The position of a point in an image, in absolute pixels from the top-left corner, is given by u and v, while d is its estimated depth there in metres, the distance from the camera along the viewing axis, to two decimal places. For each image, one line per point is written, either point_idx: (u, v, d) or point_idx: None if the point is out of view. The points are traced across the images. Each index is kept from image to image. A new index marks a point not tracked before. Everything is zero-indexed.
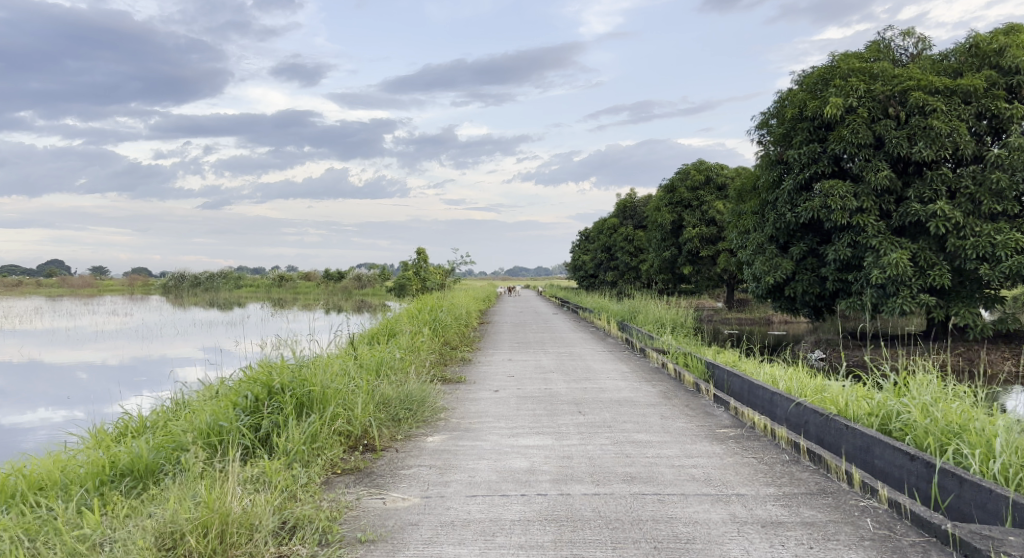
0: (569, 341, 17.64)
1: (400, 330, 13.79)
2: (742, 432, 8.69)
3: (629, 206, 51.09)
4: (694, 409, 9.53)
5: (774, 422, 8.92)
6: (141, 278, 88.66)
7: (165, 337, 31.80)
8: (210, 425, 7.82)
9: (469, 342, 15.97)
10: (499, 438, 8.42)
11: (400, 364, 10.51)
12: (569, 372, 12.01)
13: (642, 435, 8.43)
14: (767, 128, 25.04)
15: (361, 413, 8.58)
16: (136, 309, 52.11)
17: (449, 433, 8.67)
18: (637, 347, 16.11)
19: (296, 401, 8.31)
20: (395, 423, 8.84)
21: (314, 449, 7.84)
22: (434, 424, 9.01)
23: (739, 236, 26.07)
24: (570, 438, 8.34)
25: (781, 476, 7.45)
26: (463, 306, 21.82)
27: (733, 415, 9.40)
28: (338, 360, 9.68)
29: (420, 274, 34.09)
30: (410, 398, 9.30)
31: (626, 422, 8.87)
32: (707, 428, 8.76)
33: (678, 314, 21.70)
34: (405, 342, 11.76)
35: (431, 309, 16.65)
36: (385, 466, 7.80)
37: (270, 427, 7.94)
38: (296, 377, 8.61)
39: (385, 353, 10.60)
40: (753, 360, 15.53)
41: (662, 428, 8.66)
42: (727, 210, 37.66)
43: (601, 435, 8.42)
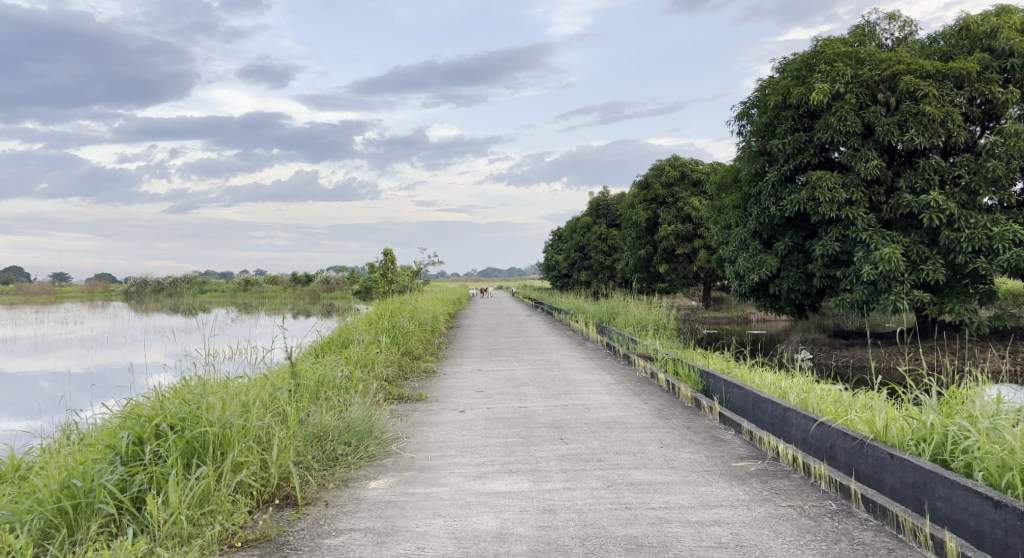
0: (545, 347, 16.21)
1: (355, 339, 12.23)
2: (760, 464, 7.29)
3: (602, 204, 49.77)
4: (698, 432, 8.11)
5: (795, 447, 7.53)
6: (102, 285, 86.09)
7: (118, 345, 30.01)
8: (66, 483, 6.28)
9: (434, 352, 14.34)
10: (459, 482, 6.94)
11: (341, 384, 8.97)
12: (545, 386, 10.46)
13: (642, 474, 6.99)
14: (749, 118, 23.37)
15: (280, 456, 7.05)
16: (94, 315, 50.06)
17: (397, 475, 7.17)
18: (621, 354, 14.60)
19: (186, 447, 6.74)
20: (331, 464, 7.37)
21: (202, 516, 6.32)
22: (380, 464, 7.51)
23: (721, 232, 24.59)
24: (552, 480, 6.87)
25: (835, 540, 5.98)
26: (431, 310, 20.29)
27: (749, 440, 7.98)
28: (259, 383, 8.12)
29: (387, 276, 32.55)
30: (352, 430, 7.78)
31: (620, 454, 7.41)
32: (718, 461, 7.33)
33: (660, 314, 20.30)
34: (356, 356, 10.19)
35: (393, 314, 15.10)
36: (303, 534, 6.29)
37: (144, 487, 6.41)
38: (191, 412, 7.05)
39: (328, 371, 9.03)
40: (744, 365, 14.17)
41: (664, 463, 7.23)
42: (703, 206, 36.40)
43: (590, 474, 6.96)
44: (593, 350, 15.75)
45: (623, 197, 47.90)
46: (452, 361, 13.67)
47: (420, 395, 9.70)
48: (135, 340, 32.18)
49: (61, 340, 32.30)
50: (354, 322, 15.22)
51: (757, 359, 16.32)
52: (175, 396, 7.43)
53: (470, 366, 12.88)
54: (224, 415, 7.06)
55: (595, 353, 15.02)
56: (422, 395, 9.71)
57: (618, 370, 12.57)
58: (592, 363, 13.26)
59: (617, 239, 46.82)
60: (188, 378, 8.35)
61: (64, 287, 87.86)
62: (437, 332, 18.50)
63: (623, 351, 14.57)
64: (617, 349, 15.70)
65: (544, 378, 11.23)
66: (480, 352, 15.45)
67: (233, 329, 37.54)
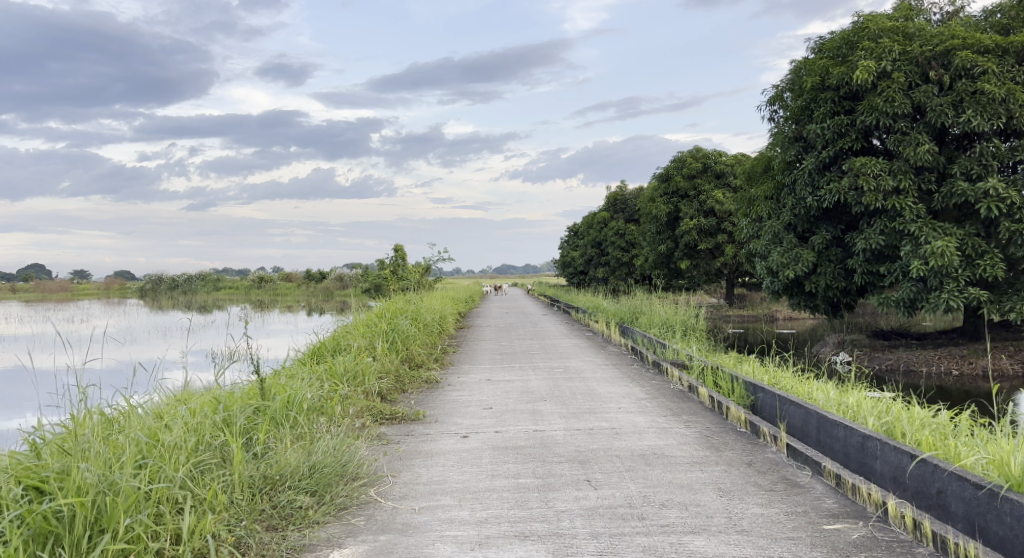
0: (564, 351, 14.69)
1: (348, 345, 10.73)
2: (860, 530, 5.71)
3: (619, 199, 48.07)
4: (766, 475, 6.54)
5: (894, 494, 6.05)
6: (116, 281, 85.33)
7: (116, 344, 28.64)
8: None
9: (440, 359, 12.82)
10: (452, 553, 5.41)
11: (308, 408, 7.55)
12: (565, 401, 8.92)
13: (703, 541, 5.47)
14: (781, 102, 21.73)
15: (186, 524, 5.65)
16: (102, 312, 49.04)
17: (371, 537, 5.71)
18: (648, 361, 12.99)
19: (43, 526, 5.40)
20: (279, 522, 5.95)
21: None
22: (346, 519, 6.04)
23: (750, 226, 22.95)
24: (584, 552, 5.35)
25: None
26: (444, 311, 18.84)
27: (832, 485, 6.44)
28: (196, 416, 6.75)
29: (398, 273, 31.11)
30: (310, 475, 6.34)
31: (670, 508, 5.90)
32: (801, 523, 5.77)
33: (688, 314, 18.70)
34: (339, 370, 8.72)
35: (393, 315, 13.59)
36: None
37: None
38: (60, 473, 5.71)
39: (300, 390, 7.56)
40: (787, 371, 12.61)
41: (730, 524, 5.70)
42: (728, 199, 34.66)
43: (636, 543, 5.44)
44: (616, 356, 14.16)
45: (643, 191, 46.20)
46: (459, 369, 12.16)
47: (418, 413, 8.23)
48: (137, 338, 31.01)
49: (60, 337, 31.13)
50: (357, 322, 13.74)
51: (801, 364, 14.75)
52: (64, 443, 6.10)
53: (481, 376, 11.35)
54: (111, 473, 5.73)
55: (619, 359, 13.42)
56: (420, 413, 8.24)
57: (647, 379, 11.01)
58: (616, 370, 11.71)
59: (635, 234, 45.14)
60: (116, 405, 6.98)
61: (79, 283, 87.06)
62: (445, 334, 16.98)
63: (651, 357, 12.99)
64: (642, 355, 14.15)
65: (566, 391, 9.69)
66: (487, 358, 13.90)
67: (240, 327, 36.29)
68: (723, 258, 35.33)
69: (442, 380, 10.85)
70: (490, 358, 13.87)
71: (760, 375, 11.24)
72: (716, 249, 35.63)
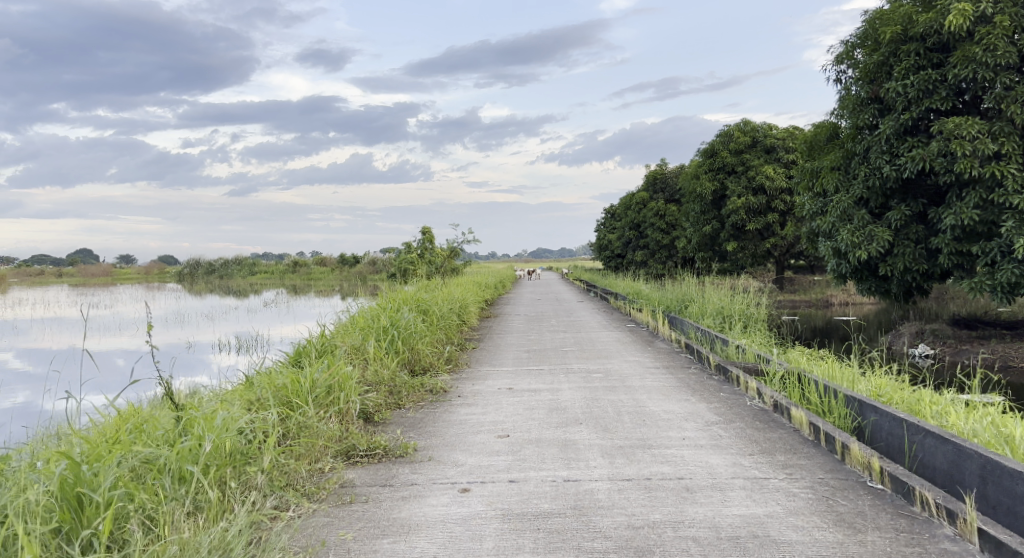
0: (605, 348, 12.38)
1: (337, 348, 8.60)
2: None
3: (659, 177, 45.33)
4: None
5: None
6: (156, 266, 84.45)
7: (127, 334, 26.92)
8: None
9: (453, 361, 10.56)
10: None
11: (222, 455, 5.47)
12: (608, 426, 6.67)
13: None
14: (852, 61, 19.14)
15: None
16: (128, 298, 47.54)
17: None
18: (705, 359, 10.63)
19: None
20: None
21: None
22: None
23: (814, 202, 20.36)
24: None
25: None
26: (467, 299, 16.51)
27: None
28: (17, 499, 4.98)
29: (424, 257, 28.99)
30: None
31: None
32: None
33: (747, 301, 16.27)
34: (307, 392, 6.66)
35: (405, 307, 11.41)
36: None
37: None
38: None
39: (215, 431, 5.58)
40: (874, 373, 10.25)
41: None
42: (779, 175, 31.95)
43: None
44: (663, 353, 11.77)
45: (684, 169, 43.47)
46: (473, 374, 9.90)
47: (404, 448, 6.05)
48: (149, 328, 29.18)
49: (69, 327, 29.38)
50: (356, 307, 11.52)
51: (885, 363, 12.38)
52: None
53: (500, 384, 9.07)
54: None
55: (669, 358, 11.02)
56: (407, 448, 6.06)
57: (711, 386, 8.68)
58: (669, 375, 9.36)
59: (676, 215, 42.50)
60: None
61: (118, 267, 86.24)
62: (464, 328, 14.65)
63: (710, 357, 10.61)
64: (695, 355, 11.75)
65: (605, 408, 7.43)
66: (507, 357, 11.57)
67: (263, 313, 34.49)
68: (773, 240, 32.67)
69: (451, 389, 8.61)
70: (513, 358, 11.52)
71: (846, 379, 8.93)
72: (765, 230, 32.99)
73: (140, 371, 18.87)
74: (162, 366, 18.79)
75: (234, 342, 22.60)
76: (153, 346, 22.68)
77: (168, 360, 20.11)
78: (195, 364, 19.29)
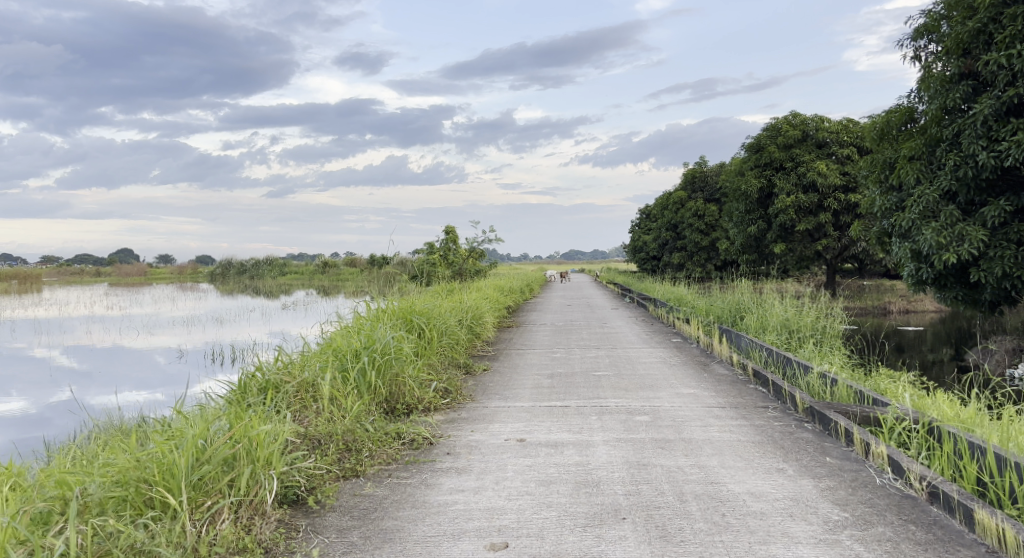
0: (648, 374, 9.82)
1: (285, 388, 6.45)
2: None
3: (698, 176, 42.52)
4: None
5: None
6: (188, 265, 82.72)
7: (121, 337, 24.59)
8: None
9: (451, 391, 8.17)
10: None
11: None
12: (671, 537, 4.41)
13: None
14: (935, 34, 16.56)
15: None
16: (144, 297, 45.41)
17: None
18: (773, 389, 8.14)
19: None
20: None
21: None
22: None
23: (887, 198, 17.62)
24: None
25: None
26: (482, 306, 14.01)
27: None
28: None
29: (446, 258, 26.49)
30: None
31: None
32: None
33: (817, 313, 13.69)
34: (194, 476, 4.82)
35: (393, 325, 9.07)
36: None
37: None
38: None
39: None
40: (1006, 414, 7.66)
41: None
42: (833, 172, 29.06)
43: None
44: (717, 379, 9.19)
45: (725, 166, 40.65)
46: (476, 412, 7.48)
47: None
48: (146, 329, 26.93)
49: (61, 329, 27.20)
50: (349, 309, 9.39)
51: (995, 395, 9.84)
52: None
53: (507, 433, 6.64)
54: None
55: (731, 389, 8.52)
56: None
57: (804, 442, 6.25)
58: (741, 420, 6.89)
59: (716, 214, 39.69)
60: None
61: (153, 266, 84.89)
62: (475, 343, 12.16)
63: (779, 384, 8.10)
64: (751, 377, 9.21)
65: (659, 481, 5.08)
66: (519, 385, 9.08)
67: (275, 315, 32.06)
68: (826, 242, 29.85)
69: (439, 439, 6.27)
70: (529, 386, 8.98)
71: (988, 428, 6.37)
72: (815, 231, 30.19)
73: (114, 381, 16.63)
74: (139, 378, 16.49)
75: (227, 349, 20.23)
76: (143, 353, 20.42)
77: (150, 370, 17.80)
78: (174, 376, 16.91)
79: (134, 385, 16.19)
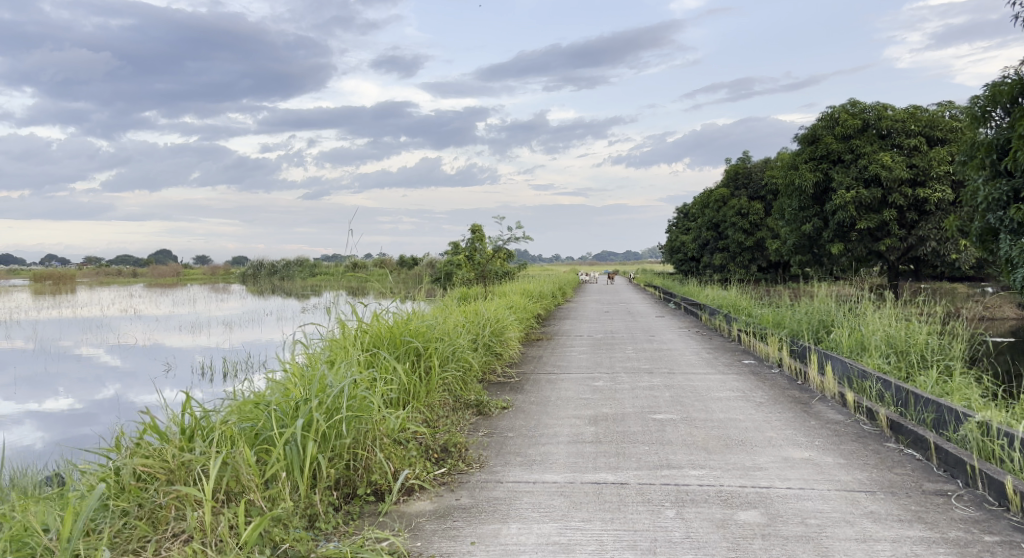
0: (728, 422, 7.08)
1: (155, 490, 4.11)
2: None
3: (742, 172, 39.46)
4: None
5: None
6: (220, 268, 80.67)
7: (110, 337, 22.07)
8: None
9: (451, 447, 5.66)
10: None
11: None
12: None
13: None
14: None
15: None
16: (158, 297, 42.94)
17: None
18: (939, 455, 5.40)
19: None
20: None
21: None
22: None
23: (994, 188, 14.94)
24: None
25: None
26: (504, 316, 11.23)
27: None
28: None
29: (473, 257, 23.76)
30: None
31: None
32: None
33: (928, 328, 11.10)
34: None
35: (375, 354, 6.41)
36: None
37: None
38: None
39: None
40: None
41: None
42: (899, 163, 23.27)
43: None
44: (834, 435, 6.42)
45: (773, 161, 37.64)
46: (481, 497, 4.80)
47: None
48: (150, 328, 24.78)
49: (52, 328, 24.77)
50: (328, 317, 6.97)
51: None
52: None
53: (531, 553, 4.05)
54: None
55: (866, 453, 5.77)
56: None
57: None
58: (916, 521, 4.40)
59: (761, 213, 36.59)
60: None
61: (188, 268, 83.23)
62: (492, 366, 9.46)
63: (948, 447, 5.36)
64: (883, 427, 6.45)
65: None
66: (549, 435, 6.45)
67: (288, 315, 29.43)
68: (889, 242, 23.97)
69: None
70: (566, 440, 6.33)
71: None
72: (877, 230, 24.40)
73: (69, 383, 14.01)
74: (98, 383, 13.86)
75: (219, 354, 17.63)
76: (125, 355, 17.89)
77: (118, 372, 15.18)
78: (141, 378, 14.29)
79: (91, 387, 13.59)
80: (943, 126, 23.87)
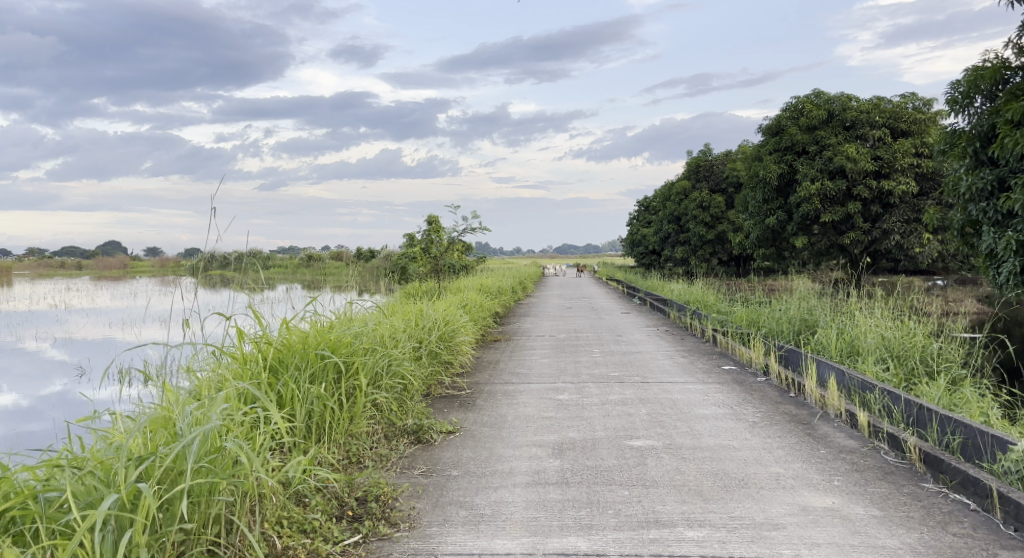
0: (720, 453, 5.73)
1: None
2: None
3: (703, 165, 38.46)
4: None
5: None
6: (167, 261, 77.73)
7: (27, 331, 20.06)
8: None
9: (371, 501, 4.36)
10: None
11: None
12: None
13: None
14: None
15: None
16: (98, 288, 40.65)
17: None
18: (1006, 509, 4.25)
19: None
20: None
21: None
22: None
23: (978, 177, 13.53)
24: None
25: None
26: (455, 317, 9.83)
27: None
28: None
29: (428, 247, 22.16)
30: None
31: None
32: None
33: (918, 333, 10.05)
34: None
35: (286, 370, 5.14)
36: None
37: None
38: None
39: None
40: None
41: None
42: (864, 155, 21.29)
43: None
44: (856, 477, 5.15)
45: (735, 153, 36.67)
46: None
47: None
48: (89, 321, 23.14)
49: None
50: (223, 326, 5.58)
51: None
52: None
53: None
54: None
55: (904, 502, 4.54)
56: None
57: None
58: None
59: (722, 206, 35.63)
60: None
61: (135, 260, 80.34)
62: (439, 377, 8.10)
63: (1017, 499, 4.21)
64: (915, 462, 5.28)
65: None
66: (502, 474, 5.16)
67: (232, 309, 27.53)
68: (852, 237, 21.97)
69: None
70: (522, 481, 5.03)
71: None
72: (842, 222, 22.38)
73: None
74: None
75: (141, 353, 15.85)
76: (36, 351, 16.04)
77: (19, 369, 13.35)
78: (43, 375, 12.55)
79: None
80: (907, 117, 21.90)
